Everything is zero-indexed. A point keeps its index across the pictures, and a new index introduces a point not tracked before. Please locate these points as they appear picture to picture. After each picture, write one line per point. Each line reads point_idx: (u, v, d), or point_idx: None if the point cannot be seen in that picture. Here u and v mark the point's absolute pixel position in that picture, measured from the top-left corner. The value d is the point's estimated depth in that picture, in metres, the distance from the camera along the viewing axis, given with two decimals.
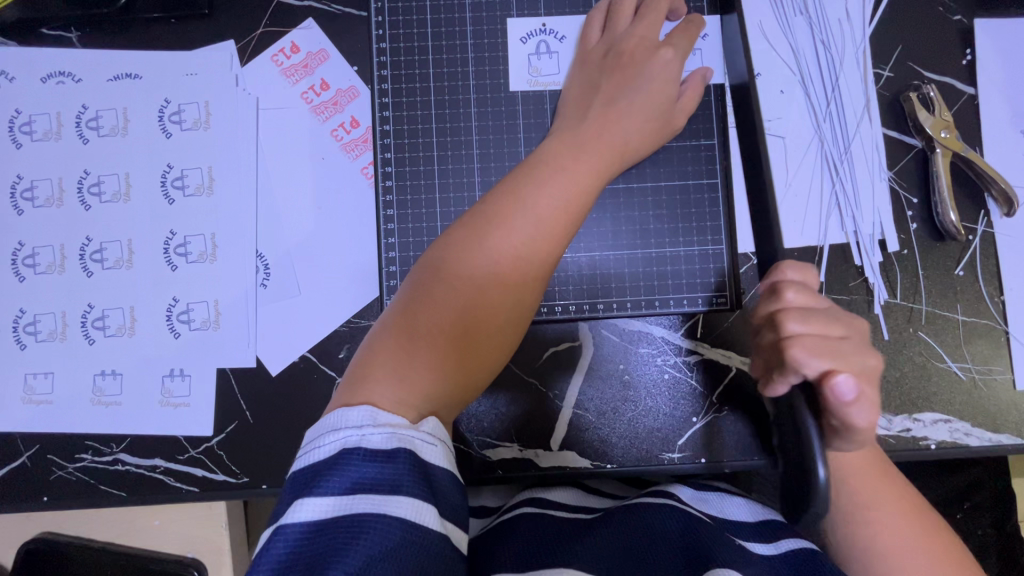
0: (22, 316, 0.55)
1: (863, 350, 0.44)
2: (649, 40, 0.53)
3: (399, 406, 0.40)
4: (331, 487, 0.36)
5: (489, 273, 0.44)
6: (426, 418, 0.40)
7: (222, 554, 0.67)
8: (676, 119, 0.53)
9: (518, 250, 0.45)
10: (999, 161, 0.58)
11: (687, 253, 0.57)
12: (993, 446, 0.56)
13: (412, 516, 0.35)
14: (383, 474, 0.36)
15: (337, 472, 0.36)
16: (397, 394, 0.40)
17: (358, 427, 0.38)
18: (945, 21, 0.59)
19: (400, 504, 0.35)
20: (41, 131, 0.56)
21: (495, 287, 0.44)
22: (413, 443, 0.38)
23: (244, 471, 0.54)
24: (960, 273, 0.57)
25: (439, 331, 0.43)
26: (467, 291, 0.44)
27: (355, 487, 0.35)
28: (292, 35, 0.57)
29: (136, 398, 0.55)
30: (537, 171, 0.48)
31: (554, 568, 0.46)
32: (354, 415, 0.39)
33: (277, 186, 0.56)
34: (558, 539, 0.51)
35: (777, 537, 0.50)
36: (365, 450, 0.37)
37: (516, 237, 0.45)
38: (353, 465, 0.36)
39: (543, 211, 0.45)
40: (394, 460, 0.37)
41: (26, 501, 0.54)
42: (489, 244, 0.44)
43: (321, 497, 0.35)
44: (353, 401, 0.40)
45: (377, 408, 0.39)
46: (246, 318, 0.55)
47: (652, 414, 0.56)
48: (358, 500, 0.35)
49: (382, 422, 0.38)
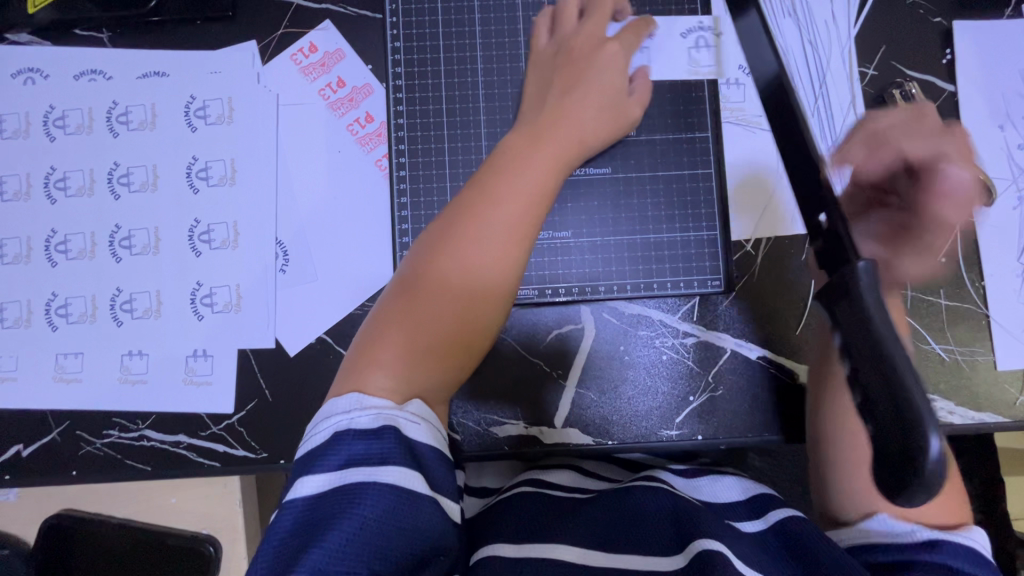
0: (54, 299, 0.58)
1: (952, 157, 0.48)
2: (597, 36, 0.57)
3: (390, 394, 0.43)
4: (326, 464, 0.39)
5: (457, 263, 0.47)
6: (412, 401, 0.43)
7: (237, 532, 0.70)
8: (632, 108, 0.57)
9: (481, 238, 0.47)
10: (977, 154, 0.61)
11: (683, 238, 0.60)
12: (975, 424, 0.59)
13: (401, 482, 0.39)
14: (372, 449, 0.39)
15: (331, 451, 0.40)
16: (388, 383, 0.44)
17: (347, 412, 0.42)
18: (926, 23, 0.62)
19: (389, 473, 0.39)
20: (74, 125, 0.60)
21: (462, 274, 0.47)
22: (398, 421, 0.41)
23: (263, 447, 0.57)
24: (943, 259, 0.60)
25: (416, 324, 0.46)
26: (441, 283, 0.47)
27: (347, 463, 0.39)
28: (311, 36, 0.60)
29: (161, 377, 0.58)
30: (501, 167, 0.50)
31: (544, 543, 0.50)
32: (344, 402, 0.42)
33: (295, 177, 0.59)
34: (548, 515, 0.54)
35: (766, 511, 0.54)
36: (354, 430, 0.40)
37: (485, 228, 0.47)
38: (345, 443, 0.40)
39: (508, 203, 0.48)
40: (381, 436, 0.40)
41: (56, 475, 0.57)
42: (455, 236, 0.48)
43: (318, 474, 0.39)
44: (346, 390, 0.44)
45: (364, 395, 0.42)
46: (266, 300, 0.58)
47: (651, 393, 0.59)
48: (351, 473, 0.39)
49: (369, 406, 0.41)
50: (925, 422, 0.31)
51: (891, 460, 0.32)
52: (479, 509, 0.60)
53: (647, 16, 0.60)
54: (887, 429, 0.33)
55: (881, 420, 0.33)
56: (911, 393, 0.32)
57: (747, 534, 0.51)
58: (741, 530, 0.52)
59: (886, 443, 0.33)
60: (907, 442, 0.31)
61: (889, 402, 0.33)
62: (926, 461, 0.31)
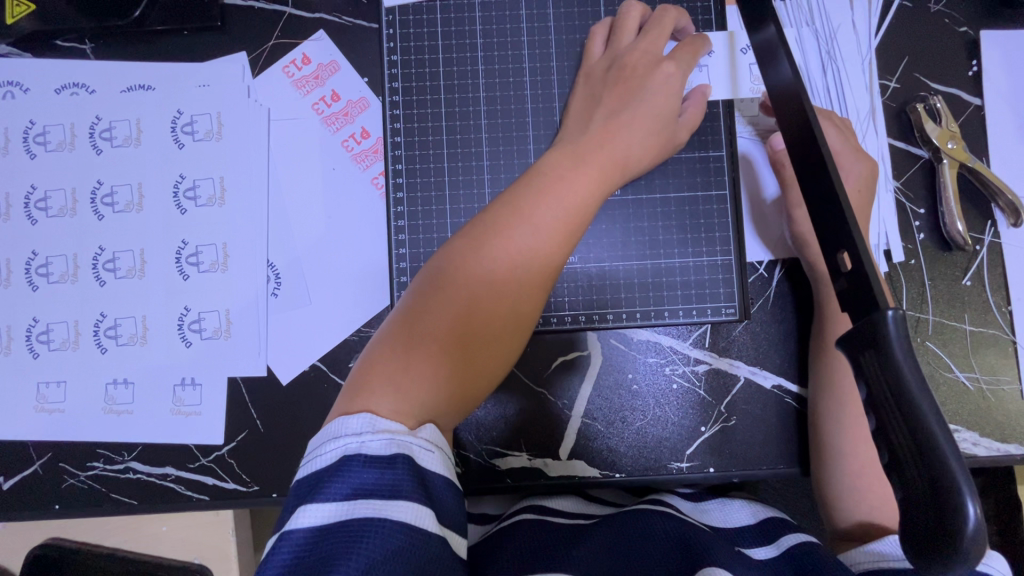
0: (35, 325, 0.56)
1: (851, 159, 0.54)
2: (651, 54, 0.53)
3: (398, 415, 0.40)
4: (332, 492, 0.36)
5: (489, 281, 0.44)
6: (424, 426, 0.40)
7: (229, 562, 0.67)
8: (679, 134, 0.53)
9: (517, 258, 0.45)
10: (1004, 171, 0.58)
11: (696, 264, 0.57)
12: (1001, 456, 0.56)
13: (412, 519, 0.35)
14: (383, 479, 0.36)
15: (338, 479, 0.36)
16: (395, 403, 0.40)
17: (358, 434, 0.38)
18: (951, 33, 0.59)
19: (400, 509, 0.35)
20: (55, 142, 0.57)
21: (489, 292, 0.44)
22: (412, 449, 0.38)
23: (255, 480, 0.54)
24: (968, 282, 0.57)
25: (438, 340, 0.43)
26: (465, 298, 0.44)
27: (356, 493, 0.35)
28: (304, 47, 0.58)
29: (147, 407, 0.55)
30: (536, 181, 0.48)
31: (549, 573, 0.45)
32: (354, 423, 0.39)
33: (289, 197, 0.57)
34: (550, 544, 0.50)
35: (779, 536, 0.51)
36: (365, 455, 0.37)
37: (516, 245, 0.45)
38: (354, 471, 0.36)
39: (542, 220, 0.46)
40: (393, 465, 0.37)
41: (37, 510, 0.55)
42: (488, 252, 0.45)
43: (323, 503, 0.35)
44: (353, 409, 0.40)
45: (375, 417, 0.39)
46: (257, 326, 0.56)
47: (661, 424, 0.56)
48: (359, 505, 0.35)
49: (382, 429, 0.38)
50: (959, 490, 0.28)
51: (921, 530, 0.29)
52: (478, 538, 0.57)
53: (707, 34, 0.56)
54: (915, 493, 0.29)
55: (909, 483, 0.30)
56: (945, 457, 0.29)
57: (757, 562, 0.48)
58: (752, 557, 0.49)
59: (913, 509, 0.30)
60: (941, 510, 0.28)
61: (917, 464, 0.29)
62: (961, 531, 0.28)
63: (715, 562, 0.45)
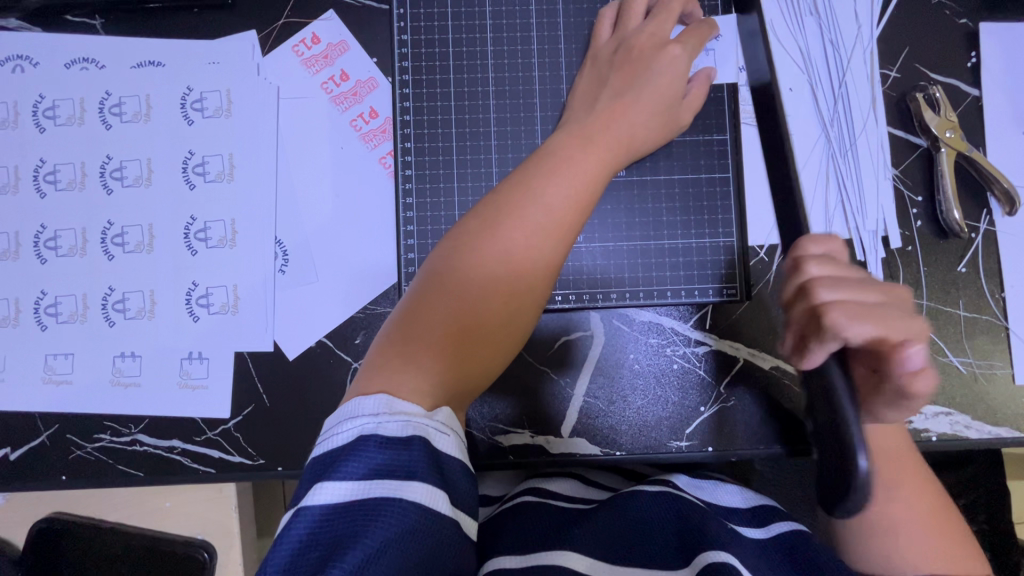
0: (43, 298, 0.56)
1: (906, 314, 0.43)
2: (659, 37, 0.54)
3: (416, 394, 0.41)
4: (348, 472, 0.36)
5: (503, 262, 0.45)
6: (440, 408, 0.40)
7: (231, 538, 0.68)
8: (682, 116, 0.54)
9: (529, 238, 0.46)
10: (1000, 161, 0.59)
11: (698, 245, 0.58)
12: (991, 439, 0.57)
13: (426, 501, 0.36)
14: (399, 461, 0.37)
15: (355, 458, 0.37)
16: (413, 382, 0.41)
17: (374, 415, 0.39)
18: (951, 25, 0.60)
19: (414, 490, 0.36)
20: (65, 116, 0.57)
21: (504, 273, 0.45)
22: (427, 431, 0.39)
23: (261, 453, 0.55)
24: (963, 269, 0.59)
25: (453, 321, 0.44)
26: (479, 280, 0.45)
27: (372, 473, 0.36)
28: (313, 26, 0.58)
29: (155, 380, 0.56)
30: (545, 163, 0.48)
31: (554, 552, 0.48)
32: (370, 403, 0.39)
33: (297, 174, 0.57)
34: (552, 527, 0.51)
35: (770, 521, 0.52)
36: (381, 437, 0.38)
37: (528, 226, 0.46)
38: (371, 451, 0.37)
39: (553, 201, 0.46)
40: (409, 447, 0.37)
41: (44, 481, 0.55)
42: (500, 233, 0.45)
43: (339, 481, 0.36)
44: (370, 389, 0.41)
45: (393, 398, 0.40)
46: (266, 302, 0.56)
47: (662, 403, 0.57)
48: (376, 485, 0.36)
49: (398, 411, 0.39)
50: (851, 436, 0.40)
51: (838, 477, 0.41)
52: (484, 518, 0.58)
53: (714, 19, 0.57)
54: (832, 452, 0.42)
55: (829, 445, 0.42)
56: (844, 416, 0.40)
57: (749, 540, 0.50)
58: (744, 535, 0.50)
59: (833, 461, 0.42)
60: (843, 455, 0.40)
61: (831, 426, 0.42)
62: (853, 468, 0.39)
63: (711, 545, 0.46)
